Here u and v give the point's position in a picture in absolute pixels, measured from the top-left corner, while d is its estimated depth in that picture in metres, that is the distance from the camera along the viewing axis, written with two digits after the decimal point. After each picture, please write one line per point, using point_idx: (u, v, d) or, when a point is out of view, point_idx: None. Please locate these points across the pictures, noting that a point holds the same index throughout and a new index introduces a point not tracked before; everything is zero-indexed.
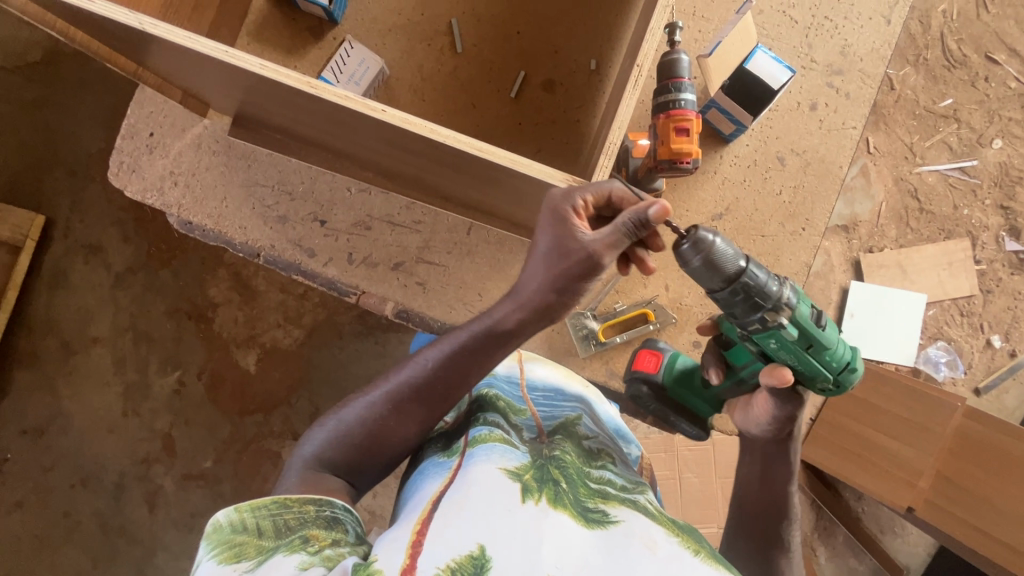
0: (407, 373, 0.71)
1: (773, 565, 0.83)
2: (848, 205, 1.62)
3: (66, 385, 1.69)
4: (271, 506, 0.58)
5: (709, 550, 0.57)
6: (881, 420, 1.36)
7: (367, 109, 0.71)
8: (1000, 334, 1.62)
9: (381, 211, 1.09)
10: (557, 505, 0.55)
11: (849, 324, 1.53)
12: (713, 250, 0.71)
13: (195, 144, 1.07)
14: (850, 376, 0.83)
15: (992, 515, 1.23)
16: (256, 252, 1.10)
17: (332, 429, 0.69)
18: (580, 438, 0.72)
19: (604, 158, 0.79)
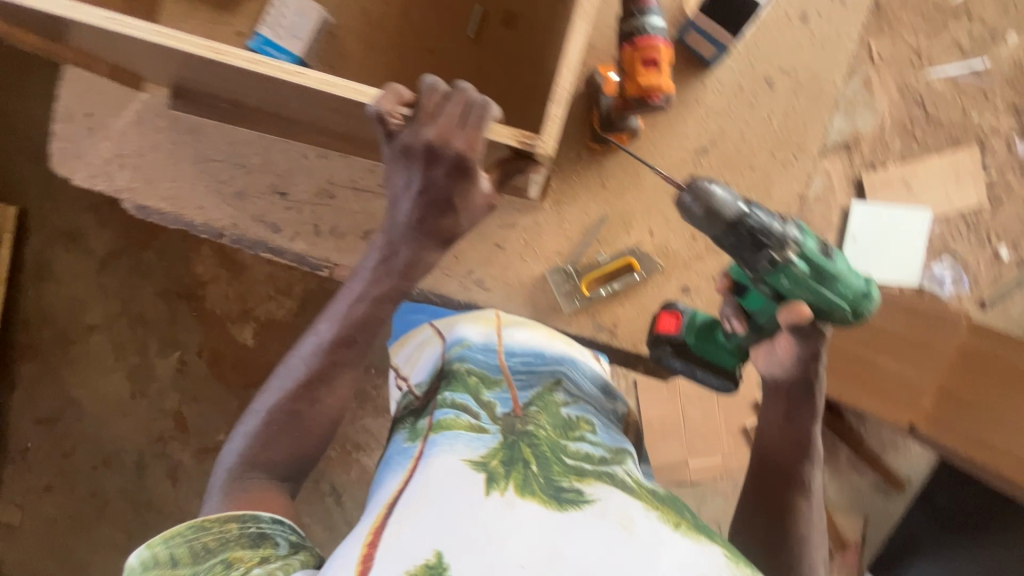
0: (312, 347, 0.77)
1: (787, 504, 0.85)
2: (849, 120, 1.51)
3: (70, 372, 1.70)
4: (186, 531, 0.64)
5: (689, 521, 0.56)
6: (887, 342, 1.33)
7: (281, 71, 0.68)
8: (1007, 245, 1.55)
9: (343, 176, 1.07)
10: (524, 493, 0.54)
11: (851, 248, 1.50)
12: (711, 196, 0.78)
13: (135, 122, 1.08)
14: (869, 306, 0.79)
15: (991, 426, 1.24)
16: (218, 233, 1.10)
17: (249, 427, 0.75)
18: (558, 408, 0.69)
19: (552, 107, 0.71)
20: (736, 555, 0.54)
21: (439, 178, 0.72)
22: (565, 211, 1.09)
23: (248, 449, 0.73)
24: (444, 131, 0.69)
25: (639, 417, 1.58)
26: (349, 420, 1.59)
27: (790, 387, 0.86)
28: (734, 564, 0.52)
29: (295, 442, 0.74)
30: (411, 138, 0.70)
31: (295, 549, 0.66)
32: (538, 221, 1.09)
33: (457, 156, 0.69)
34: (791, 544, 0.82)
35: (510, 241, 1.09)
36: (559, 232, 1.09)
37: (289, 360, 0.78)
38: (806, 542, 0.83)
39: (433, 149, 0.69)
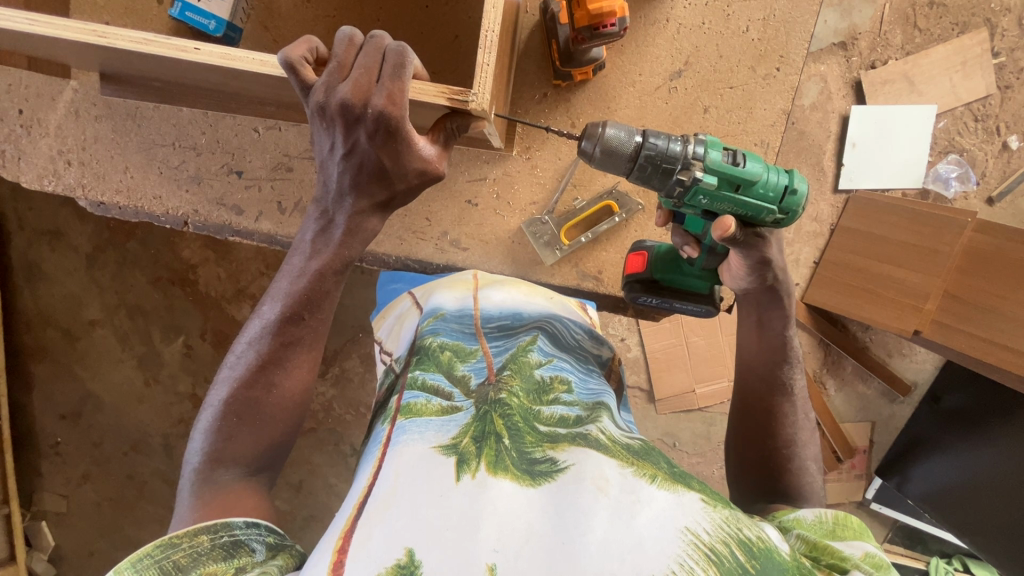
0: (258, 330, 0.73)
1: (775, 409, 0.85)
2: (845, 16, 1.42)
3: (82, 368, 1.73)
4: (154, 552, 0.56)
5: (666, 471, 0.55)
6: (886, 250, 1.34)
7: (177, 51, 0.66)
8: (1019, 134, 1.46)
9: (297, 147, 1.06)
10: (497, 470, 0.53)
11: (850, 156, 1.43)
12: (605, 137, 0.72)
13: (71, 113, 1.05)
14: (795, 198, 0.76)
15: (995, 326, 1.19)
16: (182, 221, 1.10)
17: (206, 424, 0.70)
18: (531, 370, 0.68)
19: (482, 55, 0.65)
20: (715, 499, 0.53)
21: (363, 140, 0.66)
22: (537, 157, 1.05)
23: (209, 445, 0.69)
24: (361, 86, 0.63)
25: (643, 351, 1.59)
26: (358, 383, 1.62)
27: (757, 293, 0.86)
28: (713, 507, 0.51)
29: (261, 431, 0.71)
30: (326, 96, 0.64)
31: (273, 554, 0.60)
32: (508, 171, 1.06)
33: (378, 114, 0.63)
34: (782, 445, 0.83)
35: (483, 196, 1.06)
36: (532, 181, 1.06)
37: (235, 349, 0.74)
38: (796, 441, 0.83)
39: (349, 107, 0.63)
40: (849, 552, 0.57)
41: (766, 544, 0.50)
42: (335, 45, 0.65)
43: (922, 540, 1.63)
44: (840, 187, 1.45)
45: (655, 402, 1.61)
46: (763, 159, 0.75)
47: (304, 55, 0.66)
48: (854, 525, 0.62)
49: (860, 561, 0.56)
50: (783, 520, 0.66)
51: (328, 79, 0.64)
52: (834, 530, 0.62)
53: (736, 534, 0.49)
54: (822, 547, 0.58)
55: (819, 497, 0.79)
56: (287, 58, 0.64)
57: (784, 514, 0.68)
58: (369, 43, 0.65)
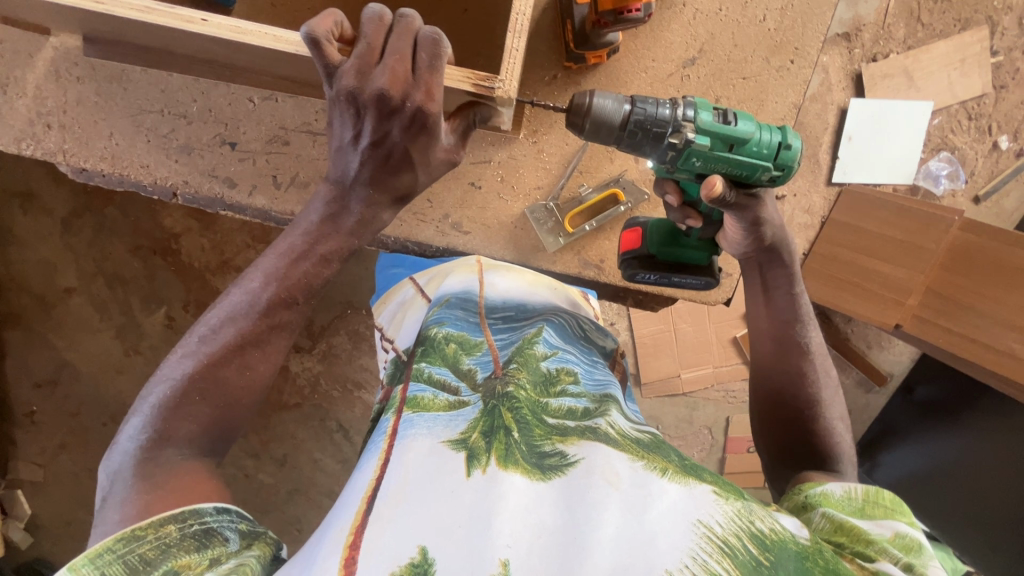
0: (242, 307, 0.71)
1: (798, 370, 0.86)
2: (851, 7, 1.41)
3: (58, 336, 1.68)
4: (116, 547, 0.53)
5: (676, 465, 0.57)
6: (873, 244, 1.37)
7: (183, 21, 0.64)
8: (1009, 135, 1.48)
9: (294, 120, 1.02)
10: (507, 464, 0.53)
11: (846, 149, 1.42)
12: (590, 107, 0.70)
13: (50, 72, 0.99)
14: (790, 155, 0.74)
15: (980, 324, 1.28)
16: (172, 193, 1.05)
17: (156, 399, 0.67)
18: (538, 363, 0.68)
19: (511, 39, 0.65)
20: (726, 491, 0.54)
21: (395, 132, 0.65)
22: (543, 140, 1.03)
23: (160, 420, 0.65)
24: (397, 74, 0.61)
25: (632, 336, 1.60)
26: (346, 359, 1.61)
27: (757, 257, 0.88)
28: (724, 501, 0.53)
29: (222, 410, 0.68)
30: (359, 82, 0.62)
31: (249, 543, 0.58)
32: (513, 154, 1.04)
33: (416, 106, 0.62)
34: (804, 407, 0.84)
35: (486, 179, 1.04)
36: (536, 166, 1.04)
37: (209, 322, 0.71)
38: (819, 401, 0.85)
39: (387, 98, 0.61)
40: (881, 534, 0.60)
41: (779, 536, 0.52)
42: (362, 23, 0.62)
43: None
44: (834, 180, 1.43)
45: (642, 385, 1.63)
46: (753, 117, 0.74)
47: (329, 30, 0.61)
48: (886, 503, 0.64)
49: (889, 543, 0.59)
50: (811, 496, 0.68)
51: (358, 62, 0.62)
52: (863, 507, 0.65)
53: (748, 527, 0.50)
54: (847, 527, 0.61)
55: (847, 456, 0.82)
56: (313, 34, 0.59)
57: (810, 486, 0.70)
58: (401, 24, 0.62)
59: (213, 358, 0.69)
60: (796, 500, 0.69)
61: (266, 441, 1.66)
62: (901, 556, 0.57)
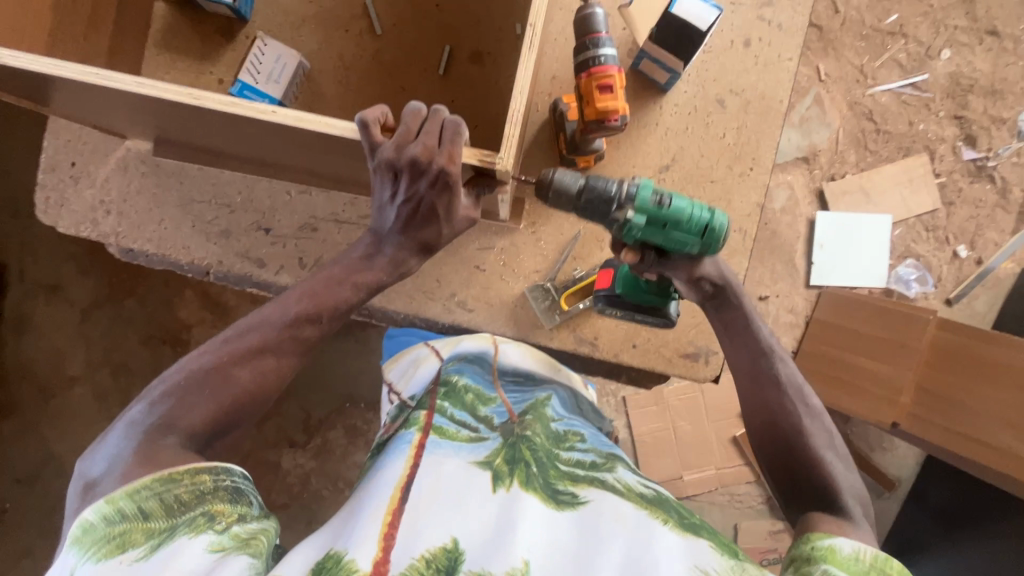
0: (274, 329, 0.80)
1: (778, 405, 0.90)
2: (806, 136, 1.63)
3: (52, 427, 1.66)
4: (156, 484, 0.61)
5: (676, 519, 0.64)
6: (857, 342, 1.45)
7: (256, 112, 0.72)
8: (966, 244, 1.63)
9: (324, 210, 1.15)
10: (527, 487, 0.63)
11: (819, 255, 1.56)
12: (553, 182, 0.80)
13: (120, 167, 1.14)
14: (715, 238, 0.83)
15: (973, 420, 1.28)
16: (205, 270, 1.16)
17: (168, 386, 0.74)
18: (549, 422, 0.79)
19: (511, 127, 0.75)
20: (724, 547, 0.61)
21: (424, 190, 0.77)
22: (541, 230, 1.14)
23: (164, 411, 0.71)
24: (428, 147, 0.72)
25: (630, 434, 1.60)
26: (340, 456, 1.58)
27: (708, 304, 0.95)
28: (721, 554, 0.60)
29: (226, 408, 0.75)
30: (396, 152, 0.73)
31: (265, 514, 0.67)
32: (515, 242, 1.14)
33: (441, 171, 0.73)
34: (791, 440, 0.88)
35: (489, 262, 1.13)
36: (536, 252, 1.13)
37: (238, 326, 0.81)
38: (805, 430, 0.88)
39: (418, 164, 0.73)
40: None
41: None
42: (404, 111, 0.74)
43: None
44: (812, 282, 1.57)
45: None
46: (689, 199, 0.82)
47: (376, 116, 0.73)
48: (895, 571, 0.64)
49: None
50: (817, 548, 0.69)
51: (398, 139, 0.73)
52: (870, 570, 0.65)
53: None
54: None
55: (852, 490, 0.83)
56: (364, 118, 0.71)
57: (818, 539, 0.71)
58: (434, 114, 0.74)
59: (232, 356, 0.78)
60: (802, 551, 0.70)
61: None
62: None
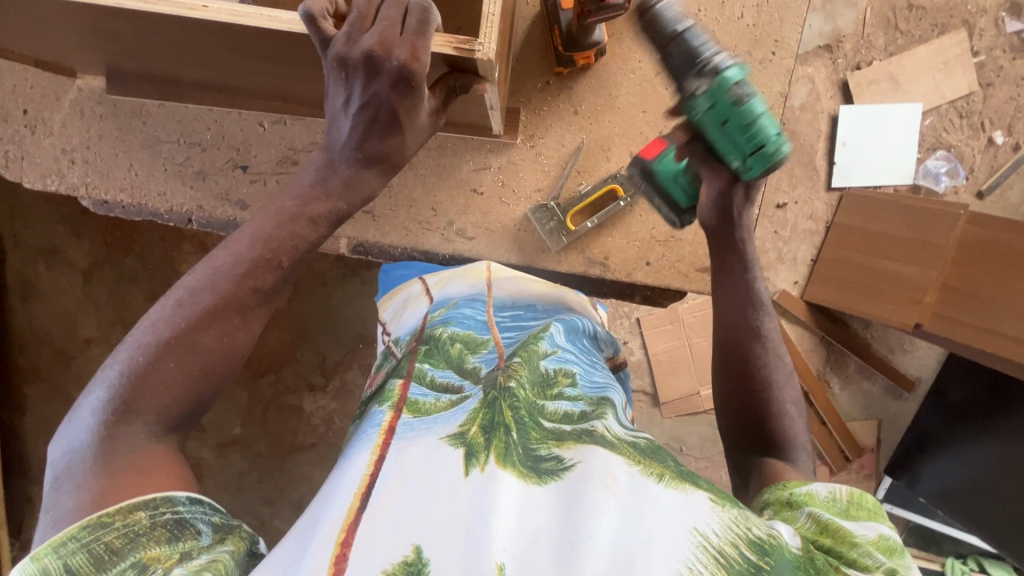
0: (229, 276, 0.73)
1: (752, 352, 0.90)
2: (829, 20, 1.46)
3: (77, 388, 1.69)
4: (82, 534, 0.56)
5: (672, 470, 0.59)
6: (882, 245, 1.37)
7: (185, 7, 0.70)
8: (1004, 130, 1.49)
9: (302, 140, 1.18)
10: (505, 463, 0.56)
11: (841, 154, 1.46)
12: (654, 10, 0.80)
13: (76, 112, 1.16)
14: (763, 161, 0.83)
15: (997, 315, 1.23)
16: (187, 216, 1.22)
17: (123, 368, 0.68)
18: (538, 361, 0.71)
19: (487, 4, 0.70)
20: (723, 498, 0.56)
21: (382, 91, 0.72)
22: (538, 143, 1.18)
23: (126, 390, 0.66)
24: (384, 38, 0.68)
25: (646, 355, 1.59)
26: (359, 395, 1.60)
27: (715, 232, 0.96)
28: (721, 507, 0.55)
29: (195, 382, 0.70)
30: (348, 45, 0.69)
31: (221, 537, 0.61)
32: (512, 158, 1.18)
33: (401, 66, 0.69)
34: (759, 387, 0.88)
35: (487, 185, 1.19)
36: (535, 167, 1.18)
37: (187, 283, 0.72)
38: (774, 383, 0.89)
39: (374, 57, 0.68)
40: (863, 536, 0.59)
41: (777, 540, 0.55)
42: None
43: (936, 540, 1.61)
44: (834, 184, 1.48)
45: (660, 406, 1.59)
46: (767, 108, 0.82)
47: (324, 8, 0.70)
48: (868, 504, 0.64)
49: (873, 547, 0.58)
50: (795, 493, 0.68)
51: (350, 29, 0.69)
52: (847, 509, 0.63)
53: (745, 534, 0.53)
54: (832, 529, 0.60)
55: (802, 445, 0.85)
56: (309, 11, 0.69)
57: (797, 486, 0.69)
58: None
59: (189, 323, 0.70)
60: (779, 496, 0.69)
61: (282, 485, 1.63)
62: (883, 560, 0.56)
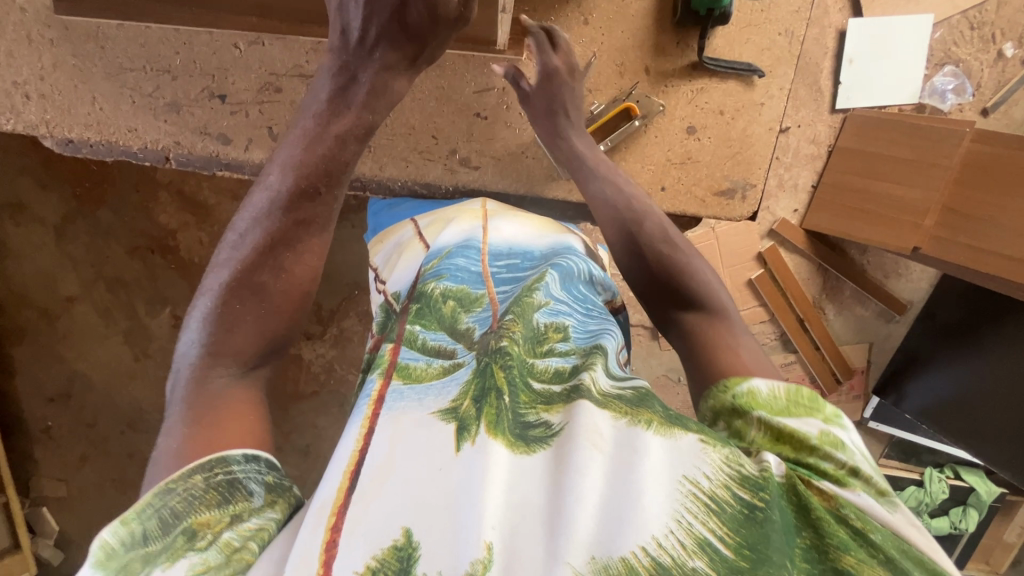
0: (268, 205, 0.74)
1: (617, 198, 0.93)
2: None
3: (65, 347, 1.65)
4: (152, 501, 0.53)
5: (661, 415, 0.55)
6: (880, 167, 1.34)
7: None
8: (1014, 41, 1.42)
9: (284, 64, 1.10)
10: (495, 432, 0.55)
11: (847, 73, 1.37)
12: None
13: (26, 39, 1.07)
14: None
15: (996, 236, 1.21)
16: (164, 156, 1.15)
17: (202, 311, 0.69)
18: (532, 315, 0.70)
19: None
20: (714, 437, 0.53)
21: None
22: None
23: (209, 335, 0.67)
24: None
25: None
26: (359, 341, 1.59)
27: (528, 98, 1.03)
28: (713, 448, 0.52)
29: (262, 322, 0.70)
30: None
31: (273, 500, 0.58)
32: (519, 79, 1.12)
33: None
34: (647, 233, 0.87)
35: (491, 109, 1.13)
36: None
37: (239, 227, 0.74)
38: (660, 226, 0.88)
39: None
40: (809, 434, 0.56)
41: (768, 476, 0.51)
42: None
43: (916, 453, 1.66)
44: (838, 107, 1.39)
45: (659, 339, 1.60)
46: None
47: None
48: (806, 399, 0.59)
49: (819, 443, 0.55)
50: (737, 396, 0.61)
51: None
52: (787, 406, 0.59)
53: (738, 472, 0.50)
54: (786, 435, 0.56)
55: (710, 283, 0.81)
56: None
57: (735, 383, 0.63)
58: None
59: (246, 263, 0.71)
60: (723, 402, 0.62)
61: (288, 432, 1.64)
62: (845, 461, 0.54)
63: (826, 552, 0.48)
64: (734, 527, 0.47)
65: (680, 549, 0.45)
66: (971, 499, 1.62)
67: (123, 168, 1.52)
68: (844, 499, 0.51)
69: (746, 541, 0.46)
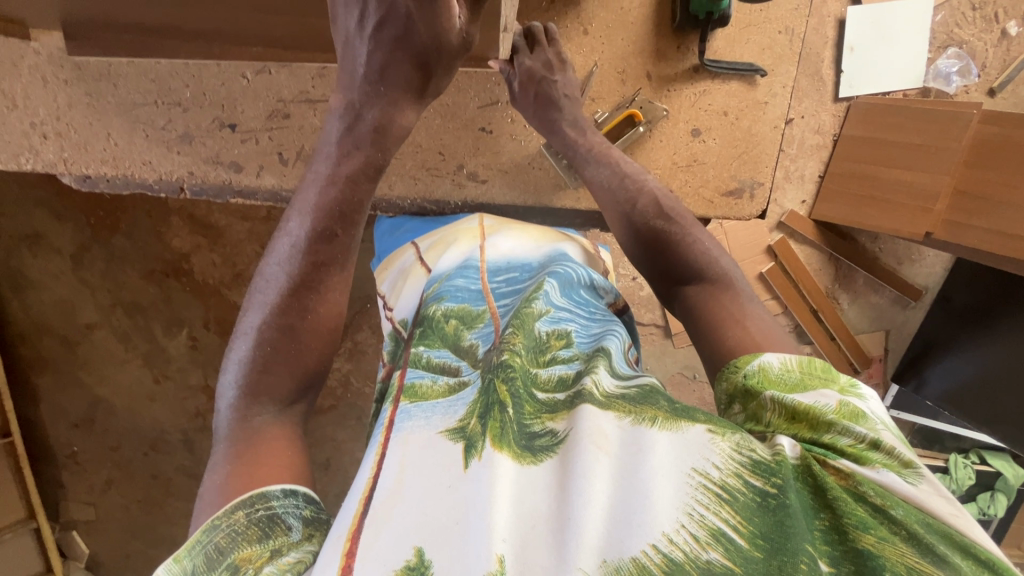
0: (291, 250, 0.76)
1: (611, 186, 0.94)
2: None
3: (87, 374, 1.68)
4: (201, 537, 0.55)
5: (666, 411, 0.57)
6: (887, 154, 1.32)
7: None
8: (1018, 19, 1.41)
9: (290, 90, 1.12)
10: (500, 445, 0.56)
11: (849, 60, 1.36)
12: None
13: (39, 79, 1.09)
14: None
15: (1009, 215, 1.20)
16: (178, 187, 1.17)
17: (241, 355, 0.72)
18: (532, 324, 0.71)
19: None
20: (723, 426, 0.54)
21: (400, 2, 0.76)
22: None
23: (247, 376, 0.70)
24: None
25: None
26: (373, 354, 1.60)
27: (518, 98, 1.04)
28: (721, 436, 0.53)
29: (294, 364, 0.72)
30: None
31: (310, 533, 0.58)
32: None
33: None
34: (643, 216, 0.88)
35: (496, 121, 1.14)
36: None
37: (267, 273, 0.76)
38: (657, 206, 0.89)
39: None
40: (826, 406, 0.56)
41: (783, 457, 0.52)
42: None
43: (940, 439, 1.66)
44: (842, 94, 1.37)
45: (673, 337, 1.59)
46: None
47: None
48: (819, 371, 0.61)
49: (836, 415, 0.55)
50: (749, 375, 0.62)
51: None
52: (802, 379, 0.60)
53: (750, 458, 0.51)
54: (801, 411, 0.56)
55: (710, 254, 0.82)
56: None
57: (747, 362, 0.64)
58: None
59: (278, 308, 0.74)
60: (737, 383, 0.63)
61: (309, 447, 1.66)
62: (864, 433, 0.54)
63: (845, 532, 0.48)
64: (747, 515, 0.48)
65: (693, 543, 0.46)
66: (999, 485, 1.60)
67: (136, 196, 1.55)
68: (862, 475, 0.51)
69: (759, 528, 0.47)
